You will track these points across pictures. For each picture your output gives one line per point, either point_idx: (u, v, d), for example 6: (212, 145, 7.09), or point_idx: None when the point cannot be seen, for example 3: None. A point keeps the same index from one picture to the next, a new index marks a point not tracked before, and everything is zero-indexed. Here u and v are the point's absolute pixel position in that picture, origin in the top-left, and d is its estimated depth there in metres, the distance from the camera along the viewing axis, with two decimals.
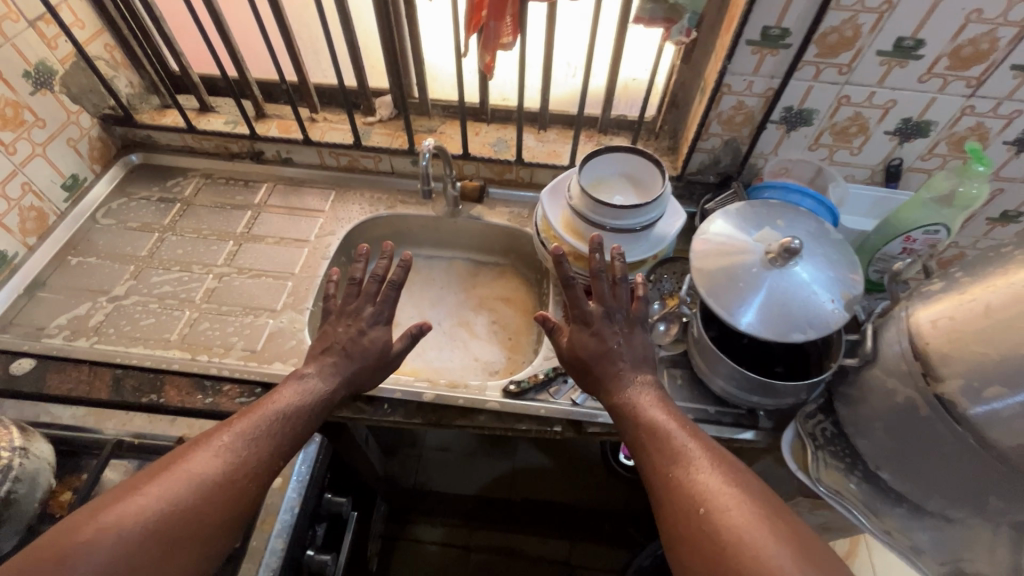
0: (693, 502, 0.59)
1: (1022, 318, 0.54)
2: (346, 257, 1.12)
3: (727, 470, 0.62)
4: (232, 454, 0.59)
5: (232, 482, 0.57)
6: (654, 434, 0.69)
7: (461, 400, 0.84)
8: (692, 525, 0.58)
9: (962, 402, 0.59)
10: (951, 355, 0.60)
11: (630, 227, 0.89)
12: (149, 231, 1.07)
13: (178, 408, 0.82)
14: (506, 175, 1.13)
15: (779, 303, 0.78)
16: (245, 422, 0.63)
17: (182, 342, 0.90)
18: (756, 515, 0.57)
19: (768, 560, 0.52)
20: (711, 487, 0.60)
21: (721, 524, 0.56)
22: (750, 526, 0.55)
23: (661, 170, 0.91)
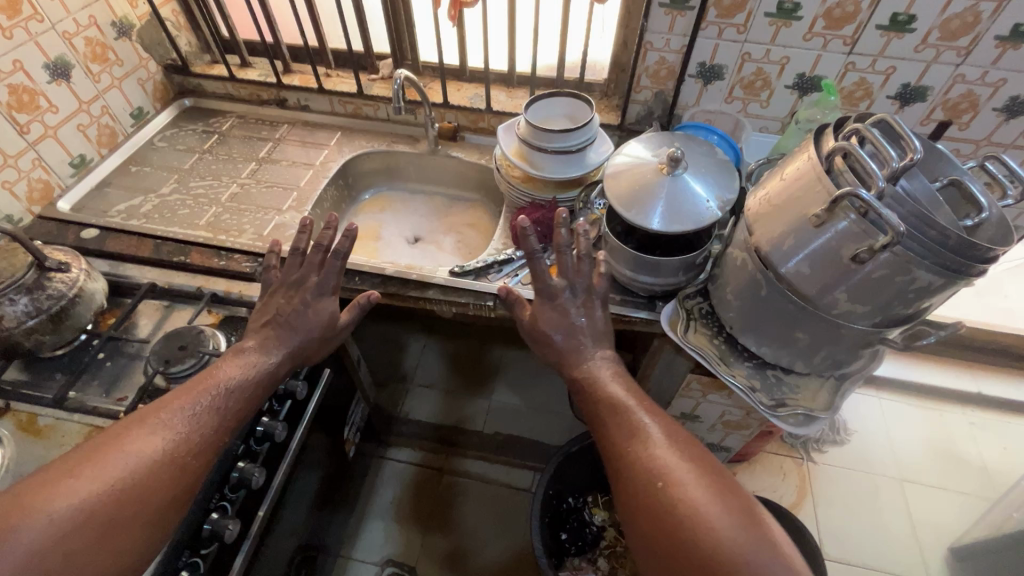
0: (652, 477, 0.71)
1: (805, 185, 0.69)
2: (345, 184, 1.37)
3: (673, 440, 0.75)
4: (173, 436, 0.74)
5: (171, 460, 0.71)
6: (614, 411, 0.81)
7: (414, 275, 1.07)
8: (650, 497, 0.69)
9: (774, 258, 0.74)
10: (767, 224, 0.75)
11: (568, 149, 1.10)
12: (192, 152, 1.35)
13: (200, 267, 1.07)
14: (480, 123, 1.36)
15: (668, 200, 0.97)
16: (183, 400, 0.78)
17: (209, 226, 1.16)
18: (701, 481, 0.69)
19: (713, 518, 0.64)
20: (663, 461, 0.72)
21: (674, 494, 0.68)
22: (699, 495, 0.67)
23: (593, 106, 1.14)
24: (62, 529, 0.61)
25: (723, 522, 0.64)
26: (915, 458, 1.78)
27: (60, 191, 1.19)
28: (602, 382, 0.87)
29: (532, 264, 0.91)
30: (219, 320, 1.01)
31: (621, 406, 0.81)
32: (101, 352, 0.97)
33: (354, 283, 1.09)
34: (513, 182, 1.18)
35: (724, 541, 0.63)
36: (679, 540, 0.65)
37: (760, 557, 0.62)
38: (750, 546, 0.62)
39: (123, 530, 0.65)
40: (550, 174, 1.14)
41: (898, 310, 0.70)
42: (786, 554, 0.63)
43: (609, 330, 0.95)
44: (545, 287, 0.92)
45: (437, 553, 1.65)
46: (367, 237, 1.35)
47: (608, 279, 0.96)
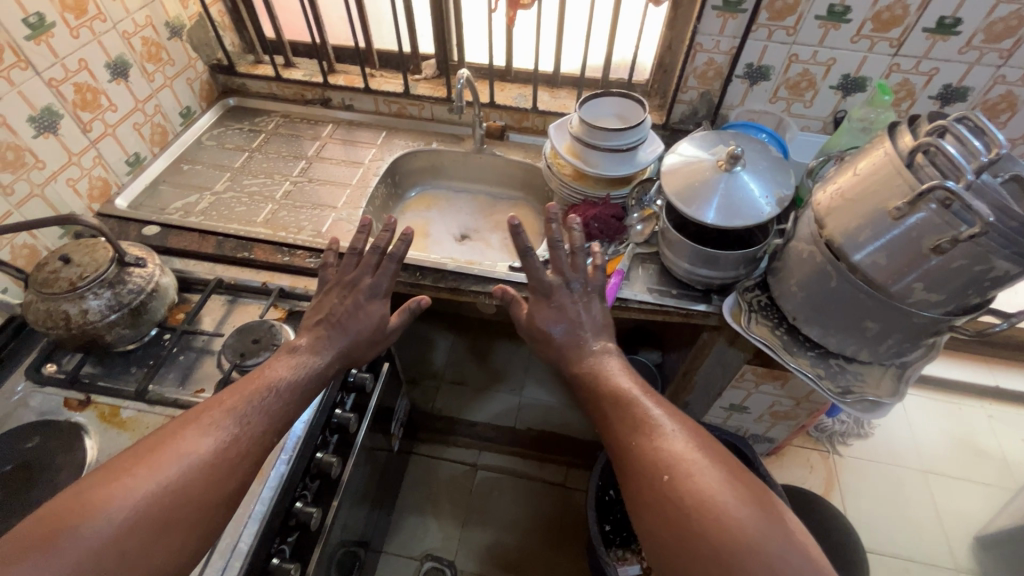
0: (657, 470, 0.70)
1: (883, 178, 0.73)
2: (392, 182, 1.39)
3: (680, 431, 0.74)
4: (223, 437, 0.69)
5: (219, 462, 0.67)
6: (620, 404, 0.81)
7: (476, 270, 1.09)
8: (659, 489, 0.69)
9: (847, 251, 0.78)
10: (841, 218, 0.78)
11: (620, 147, 1.12)
12: (241, 151, 1.36)
13: (263, 263, 1.09)
14: (525, 123, 1.39)
15: (726, 196, 1.00)
16: (235, 401, 0.73)
17: (267, 223, 1.18)
18: (711, 472, 0.69)
19: (725, 511, 0.64)
20: (669, 453, 0.71)
21: (683, 486, 0.67)
22: (709, 487, 0.67)
23: (645, 108, 1.17)
24: (117, 533, 0.58)
25: (737, 514, 0.64)
26: (938, 449, 1.82)
27: (116, 189, 1.21)
28: (608, 375, 0.86)
29: (525, 262, 0.93)
30: (287, 314, 1.03)
31: (626, 399, 0.81)
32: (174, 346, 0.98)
33: (414, 276, 1.10)
34: (564, 178, 1.20)
35: (739, 534, 0.62)
36: (691, 533, 0.64)
37: (775, 546, 0.62)
38: (763, 536, 0.63)
39: (172, 536, 0.61)
40: (600, 171, 1.15)
41: (969, 298, 0.73)
42: (800, 542, 0.64)
43: (609, 325, 0.97)
44: (540, 283, 0.94)
45: (476, 548, 1.67)
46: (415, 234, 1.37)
47: (602, 272, 0.99)
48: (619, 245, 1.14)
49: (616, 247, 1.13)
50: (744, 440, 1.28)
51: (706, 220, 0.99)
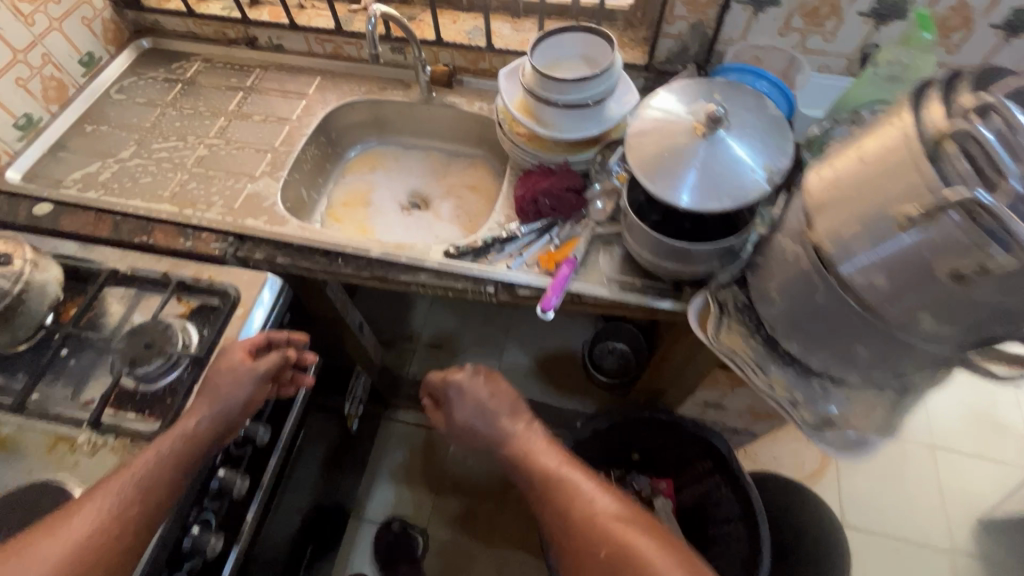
0: (578, 540, 0.65)
1: (900, 164, 0.52)
2: (328, 140, 1.19)
3: (574, 477, 0.72)
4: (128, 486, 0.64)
5: (119, 513, 0.62)
6: (518, 462, 0.77)
7: (404, 259, 0.93)
8: (575, 547, 0.65)
9: (836, 260, 0.60)
10: (833, 212, 0.59)
11: (582, 105, 0.91)
12: (153, 106, 1.18)
13: (163, 249, 0.95)
14: (480, 63, 1.15)
15: (706, 173, 0.79)
16: (136, 465, 0.66)
17: (172, 198, 1.02)
18: (613, 511, 0.67)
19: (633, 547, 0.62)
20: (571, 503, 0.69)
21: (593, 533, 0.65)
22: (614, 528, 0.64)
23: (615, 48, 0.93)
24: None
25: (644, 547, 0.62)
26: (951, 426, 1.66)
27: (8, 157, 1.06)
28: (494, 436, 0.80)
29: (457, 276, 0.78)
30: (189, 310, 0.91)
31: (516, 452, 0.77)
32: (64, 348, 0.87)
33: (334, 264, 0.95)
34: (517, 139, 1.00)
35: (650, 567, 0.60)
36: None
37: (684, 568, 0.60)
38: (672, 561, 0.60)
39: None
40: (557, 133, 0.95)
41: (990, 328, 0.56)
42: None
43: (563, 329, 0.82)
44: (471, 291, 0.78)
45: (450, 517, 1.65)
46: (355, 202, 1.19)
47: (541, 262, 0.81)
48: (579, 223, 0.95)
49: (574, 226, 0.94)
50: (722, 436, 1.15)
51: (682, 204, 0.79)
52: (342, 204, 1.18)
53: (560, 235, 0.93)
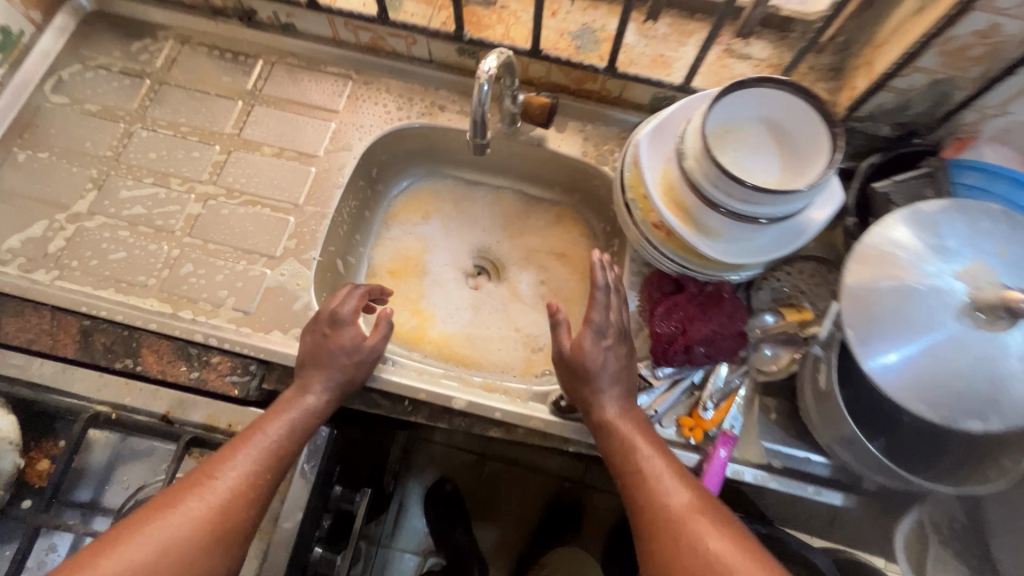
0: (672, 560, 0.52)
1: None
2: (367, 179, 0.86)
3: (655, 465, 0.58)
4: (261, 442, 0.58)
5: (254, 478, 0.56)
6: (602, 436, 0.62)
7: (497, 413, 0.68)
8: (650, 551, 0.54)
9: None
10: None
11: (767, 220, 0.62)
12: (112, 120, 0.82)
13: (157, 379, 0.68)
14: (586, 84, 0.82)
15: (958, 369, 0.54)
16: (225, 464, 0.56)
17: (160, 291, 0.72)
18: (692, 508, 0.54)
19: (720, 560, 0.50)
20: (653, 489, 0.57)
21: (674, 535, 0.53)
22: (691, 526, 0.53)
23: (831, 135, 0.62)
24: None
25: (732, 562, 0.50)
26: None
27: None
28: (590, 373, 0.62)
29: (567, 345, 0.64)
30: None
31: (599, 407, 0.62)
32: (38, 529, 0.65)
33: (400, 408, 0.70)
34: (654, 237, 0.71)
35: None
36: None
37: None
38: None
39: None
40: (714, 245, 0.66)
41: None
42: None
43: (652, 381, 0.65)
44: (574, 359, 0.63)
45: None
46: (398, 271, 0.88)
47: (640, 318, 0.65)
48: (735, 369, 0.70)
49: (730, 375, 0.69)
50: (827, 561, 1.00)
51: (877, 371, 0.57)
52: (385, 274, 0.88)
53: (712, 390, 0.68)
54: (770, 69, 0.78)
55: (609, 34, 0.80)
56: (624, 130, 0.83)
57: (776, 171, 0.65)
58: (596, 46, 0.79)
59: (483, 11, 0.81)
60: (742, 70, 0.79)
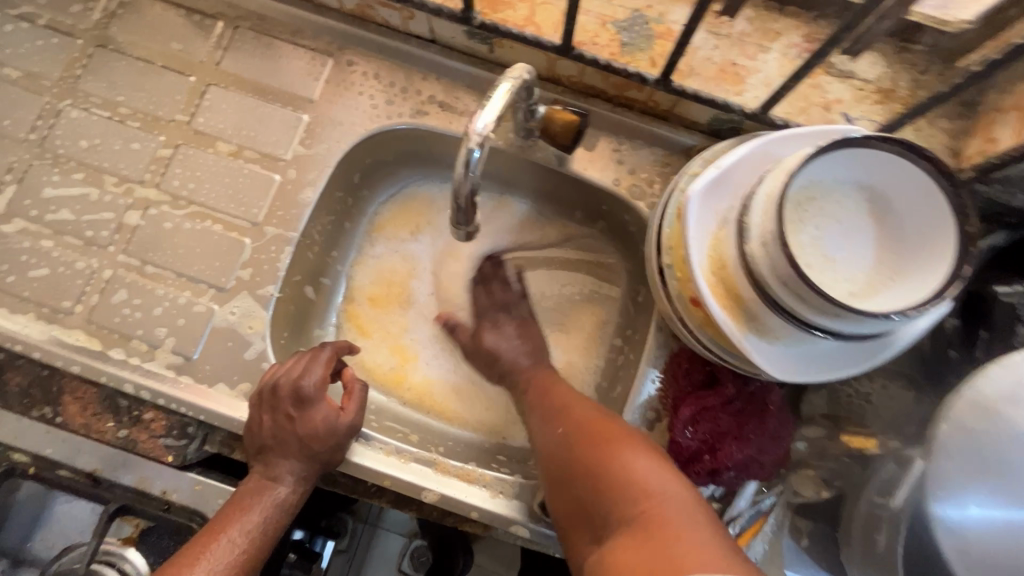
0: (576, 473, 0.49)
1: None
2: (346, 187, 0.71)
3: (572, 405, 0.55)
4: (222, 561, 0.48)
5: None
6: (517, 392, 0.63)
7: (474, 514, 0.57)
8: (563, 484, 0.50)
9: None
10: None
11: (842, 335, 0.47)
12: (35, 90, 0.66)
13: (82, 432, 0.58)
14: (629, 91, 0.63)
15: None
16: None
17: (88, 323, 0.61)
18: (620, 439, 0.48)
19: (630, 471, 0.45)
20: (566, 423, 0.54)
21: (587, 451, 0.49)
22: (600, 438, 0.49)
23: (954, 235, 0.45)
24: None
25: (644, 472, 0.45)
26: None
27: None
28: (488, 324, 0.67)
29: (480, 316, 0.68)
30: (136, 537, 0.58)
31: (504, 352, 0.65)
32: None
33: (364, 488, 0.60)
34: (688, 320, 0.55)
35: (649, 498, 0.43)
36: (608, 517, 0.45)
37: (692, 506, 0.43)
38: (680, 500, 0.43)
39: None
40: (768, 353, 0.51)
41: None
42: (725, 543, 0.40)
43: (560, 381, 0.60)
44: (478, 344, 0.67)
45: None
46: (385, 298, 0.74)
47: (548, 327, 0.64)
48: (767, 488, 0.58)
49: (761, 495, 0.57)
50: None
51: (948, 522, 0.44)
52: (361, 301, 0.74)
53: (737, 514, 0.57)
54: (875, 97, 0.59)
55: (667, 27, 0.60)
56: (670, 156, 0.65)
57: (864, 265, 0.49)
58: (648, 44, 0.60)
59: None
60: (838, 95, 0.59)
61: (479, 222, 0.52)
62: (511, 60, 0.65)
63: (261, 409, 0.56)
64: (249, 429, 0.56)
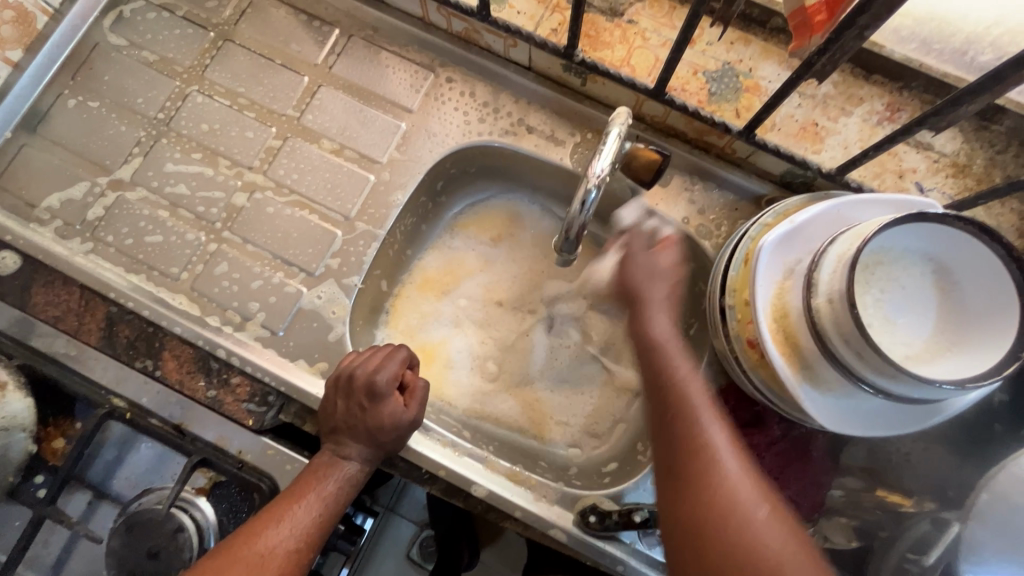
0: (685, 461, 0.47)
1: None
2: (429, 193, 0.76)
3: (674, 373, 0.51)
4: (303, 519, 0.54)
5: (295, 561, 0.52)
6: (656, 368, 0.52)
7: (518, 513, 0.62)
8: (670, 485, 0.47)
9: None
10: None
11: (895, 396, 0.50)
12: (168, 74, 0.73)
13: (174, 388, 0.65)
14: (708, 137, 0.66)
15: None
16: (273, 532, 0.52)
17: (192, 290, 0.67)
18: (758, 489, 0.45)
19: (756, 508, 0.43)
20: (687, 408, 0.49)
21: (705, 461, 0.46)
22: (708, 441, 0.47)
23: (1014, 318, 0.48)
24: None
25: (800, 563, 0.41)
26: None
27: None
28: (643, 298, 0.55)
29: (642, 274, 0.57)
30: (208, 488, 0.65)
31: (671, 360, 0.52)
32: (41, 489, 0.62)
33: (416, 475, 0.65)
34: (744, 361, 0.58)
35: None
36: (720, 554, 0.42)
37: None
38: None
39: None
40: (816, 404, 0.54)
41: None
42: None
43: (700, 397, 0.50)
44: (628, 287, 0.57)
45: None
46: (438, 283, 0.79)
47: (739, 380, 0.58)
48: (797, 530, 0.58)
49: None
50: None
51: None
52: (429, 282, 0.79)
53: None
54: (950, 170, 0.61)
55: (756, 82, 0.64)
56: (740, 201, 0.68)
57: (924, 334, 0.51)
58: (735, 95, 0.64)
59: (605, 23, 0.66)
60: (913, 164, 0.62)
61: (580, 248, 0.56)
62: (601, 94, 0.69)
63: (338, 392, 0.61)
64: (326, 408, 0.62)
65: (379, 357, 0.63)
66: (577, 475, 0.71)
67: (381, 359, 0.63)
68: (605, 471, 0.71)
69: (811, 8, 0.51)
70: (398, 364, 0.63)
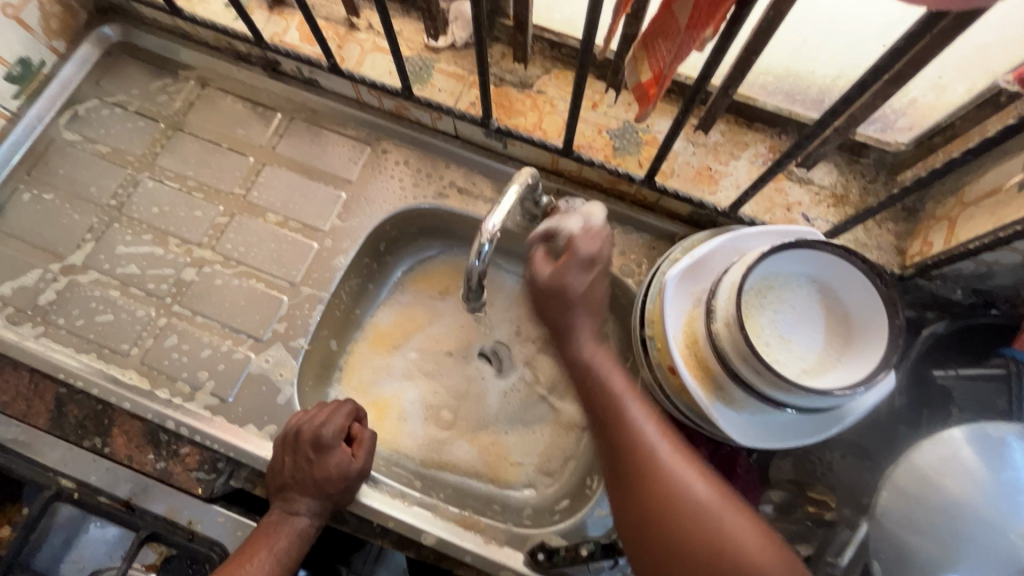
0: (639, 494, 0.50)
1: None
2: (373, 254, 0.81)
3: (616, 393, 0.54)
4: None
5: None
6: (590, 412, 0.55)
7: (468, 558, 0.63)
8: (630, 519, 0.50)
9: None
10: None
11: (796, 404, 0.54)
12: (120, 163, 0.78)
13: (122, 463, 0.66)
14: (620, 186, 0.73)
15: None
16: None
17: (142, 364, 0.70)
18: (710, 489, 0.49)
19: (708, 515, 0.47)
20: (629, 438, 0.52)
21: (653, 491, 0.49)
22: (657, 467, 0.50)
23: (887, 324, 0.53)
24: None
25: (745, 538, 0.46)
26: None
27: None
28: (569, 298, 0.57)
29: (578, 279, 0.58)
30: (158, 564, 0.64)
31: (606, 378, 0.55)
32: None
33: (367, 528, 0.66)
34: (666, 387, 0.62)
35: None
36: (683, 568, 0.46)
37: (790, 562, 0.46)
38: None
39: None
40: (732, 420, 0.58)
41: None
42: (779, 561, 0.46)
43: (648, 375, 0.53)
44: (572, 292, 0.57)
45: None
46: (388, 338, 0.82)
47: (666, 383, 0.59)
48: None
49: None
50: None
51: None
52: (380, 338, 0.82)
53: None
54: (830, 201, 0.69)
55: (653, 136, 0.72)
56: (654, 241, 0.74)
57: (816, 345, 0.57)
58: (636, 148, 0.72)
59: (517, 94, 0.75)
60: (798, 197, 0.70)
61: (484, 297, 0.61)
62: (520, 155, 0.77)
63: (285, 449, 0.63)
64: (273, 467, 0.63)
65: (324, 411, 0.65)
66: (530, 515, 0.73)
67: (327, 413, 0.65)
68: (557, 508, 0.72)
69: (646, 82, 0.52)
70: (343, 417, 0.65)
